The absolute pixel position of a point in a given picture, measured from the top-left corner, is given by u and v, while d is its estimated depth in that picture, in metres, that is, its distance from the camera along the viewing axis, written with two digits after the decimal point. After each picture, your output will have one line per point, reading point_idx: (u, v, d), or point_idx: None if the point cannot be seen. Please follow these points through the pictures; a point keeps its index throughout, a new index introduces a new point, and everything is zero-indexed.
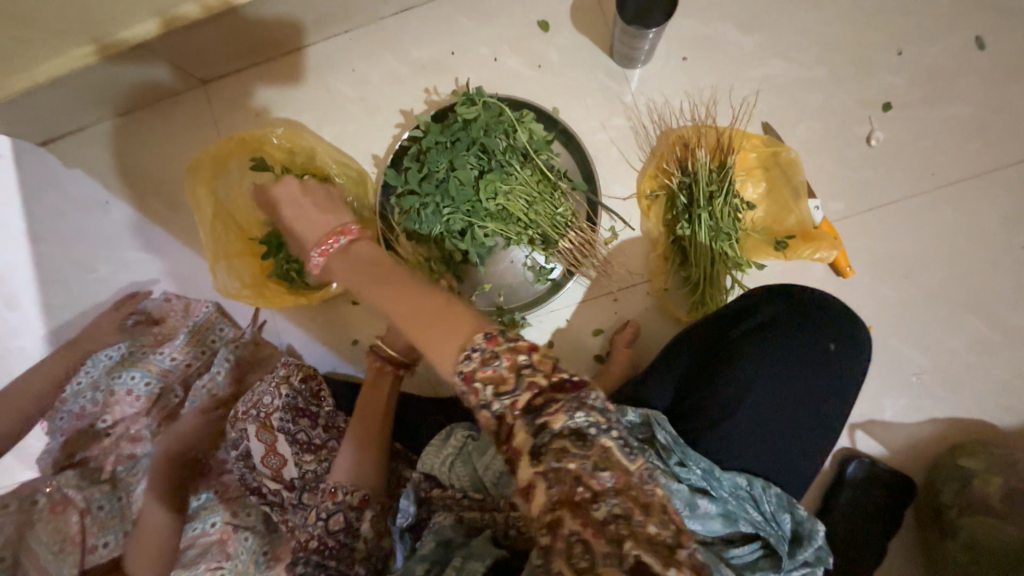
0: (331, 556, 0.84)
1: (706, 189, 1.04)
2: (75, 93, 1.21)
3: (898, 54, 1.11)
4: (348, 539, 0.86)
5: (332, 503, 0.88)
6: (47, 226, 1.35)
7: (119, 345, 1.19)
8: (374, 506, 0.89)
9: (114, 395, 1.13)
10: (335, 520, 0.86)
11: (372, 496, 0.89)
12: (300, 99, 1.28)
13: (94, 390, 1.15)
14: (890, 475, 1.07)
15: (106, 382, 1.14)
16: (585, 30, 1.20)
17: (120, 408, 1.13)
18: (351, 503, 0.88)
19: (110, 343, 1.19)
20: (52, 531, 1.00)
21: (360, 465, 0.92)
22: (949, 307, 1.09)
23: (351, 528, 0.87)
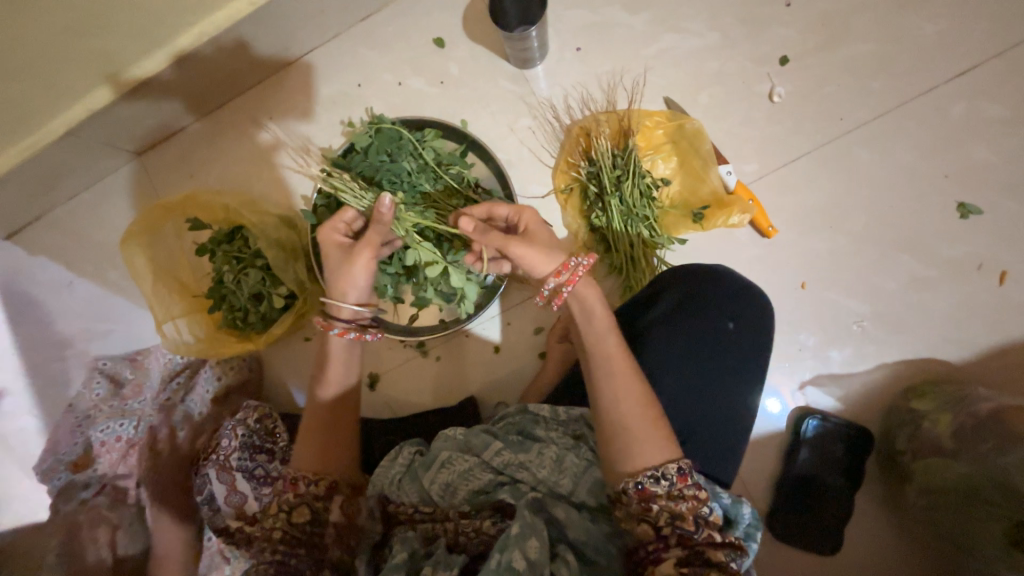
0: (298, 545, 0.85)
1: (611, 175, 1.05)
2: (20, 187, 1.29)
3: (788, 5, 1.10)
4: (314, 527, 0.86)
5: (295, 496, 0.86)
6: (22, 313, 1.44)
7: (97, 404, 1.31)
8: (342, 491, 0.89)
9: (103, 447, 1.26)
10: (299, 511, 0.86)
11: (341, 483, 0.89)
12: (226, 154, 1.34)
13: (85, 449, 1.28)
14: (846, 427, 1.06)
15: (97, 437, 1.27)
16: (479, 40, 1.22)
17: (111, 453, 1.26)
18: (316, 492, 0.87)
19: (90, 404, 1.31)
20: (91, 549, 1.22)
21: (325, 453, 0.90)
22: (881, 249, 1.07)
23: (317, 518, 0.87)
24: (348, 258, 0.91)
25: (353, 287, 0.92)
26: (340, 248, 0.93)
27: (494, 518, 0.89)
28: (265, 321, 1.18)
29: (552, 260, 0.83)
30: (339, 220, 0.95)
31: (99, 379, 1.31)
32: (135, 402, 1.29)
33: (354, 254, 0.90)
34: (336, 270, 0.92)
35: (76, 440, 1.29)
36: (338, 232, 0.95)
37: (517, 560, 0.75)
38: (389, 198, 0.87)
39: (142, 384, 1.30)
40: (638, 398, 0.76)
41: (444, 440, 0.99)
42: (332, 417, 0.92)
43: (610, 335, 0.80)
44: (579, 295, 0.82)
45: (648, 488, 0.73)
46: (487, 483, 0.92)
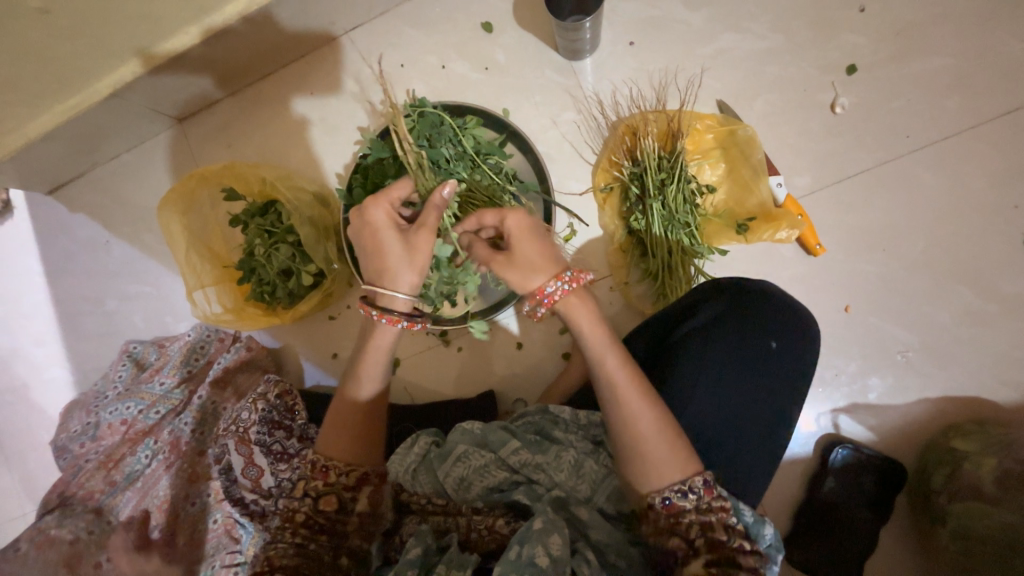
0: (320, 532, 0.82)
1: (655, 178, 1.01)
2: (65, 145, 1.31)
3: (860, 10, 1.03)
4: (340, 516, 0.83)
5: (324, 484, 0.84)
6: (60, 269, 1.48)
7: (116, 384, 1.29)
8: (373, 481, 0.86)
9: (110, 427, 1.23)
10: (327, 501, 0.83)
11: (373, 472, 0.86)
12: (265, 126, 1.33)
13: (91, 429, 1.25)
14: (877, 459, 1.01)
15: (104, 417, 1.24)
16: (529, 27, 1.18)
17: (115, 437, 1.23)
18: (346, 483, 0.84)
19: (109, 385, 1.29)
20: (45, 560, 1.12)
21: (356, 443, 0.86)
22: (936, 278, 1.01)
23: (344, 507, 0.84)
24: (409, 245, 0.84)
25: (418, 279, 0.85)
26: (396, 232, 0.85)
27: (507, 517, 0.89)
28: (293, 297, 1.18)
29: (534, 277, 0.77)
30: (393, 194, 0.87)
31: (126, 360, 1.31)
32: (146, 384, 1.26)
33: (417, 242, 0.84)
34: (402, 257, 0.83)
35: (85, 420, 1.28)
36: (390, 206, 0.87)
37: (539, 556, 0.73)
38: (450, 186, 0.87)
39: (160, 368, 1.27)
40: (650, 420, 0.72)
41: (461, 433, 0.99)
42: (366, 414, 0.88)
43: (610, 355, 0.75)
44: (569, 313, 0.78)
45: (676, 503, 0.71)
46: (503, 481, 0.92)
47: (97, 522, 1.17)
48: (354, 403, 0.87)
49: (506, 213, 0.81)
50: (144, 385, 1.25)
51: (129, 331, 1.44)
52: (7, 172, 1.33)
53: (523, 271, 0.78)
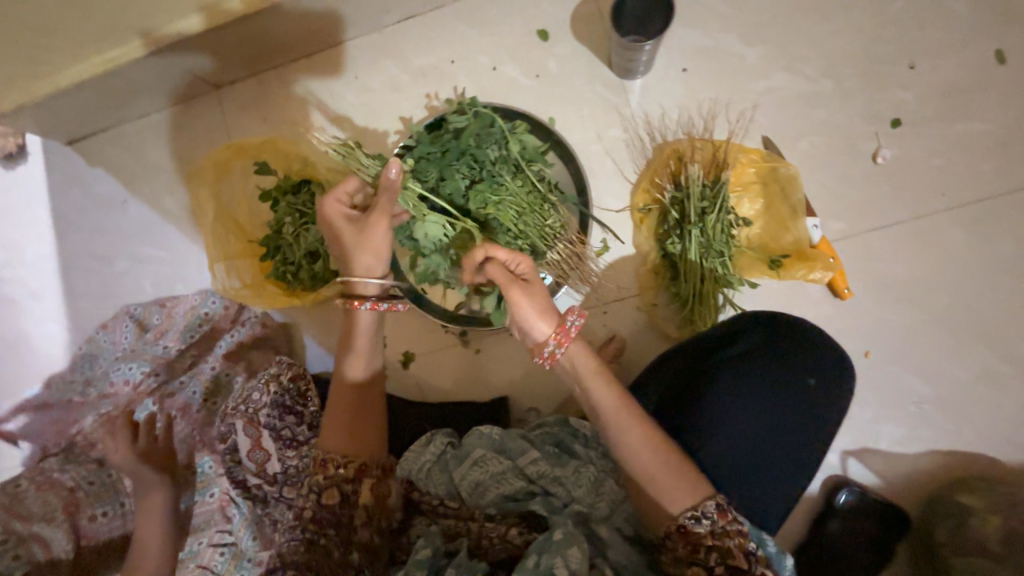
0: (325, 525, 0.83)
1: (697, 205, 1.02)
2: (95, 97, 1.27)
3: (910, 68, 1.06)
4: (344, 508, 0.84)
5: (325, 477, 0.85)
6: (70, 222, 1.43)
7: (119, 343, 1.24)
8: (373, 472, 0.86)
9: (114, 386, 1.21)
10: (328, 493, 0.84)
11: (372, 463, 0.86)
12: (304, 103, 1.31)
13: (94, 385, 1.23)
14: (882, 505, 1.02)
15: (108, 376, 1.22)
16: (584, 40, 1.19)
17: (119, 396, 1.21)
18: (345, 474, 0.84)
19: (111, 343, 1.25)
20: (40, 503, 1.04)
21: (353, 433, 0.87)
22: (956, 334, 1.04)
23: (347, 500, 0.84)
24: (360, 227, 0.87)
25: (377, 258, 0.89)
26: (347, 222, 0.88)
27: (521, 527, 0.87)
28: (315, 280, 1.15)
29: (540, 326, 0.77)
30: (341, 191, 0.90)
31: (126, 319, 1.26)
32: (152, 347, 1.23)
33: (371, 228, 0.87)
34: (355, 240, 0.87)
35: (77, 378, 1.24)
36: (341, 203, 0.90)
37: (558, 567, 0.73)
38: (397, 166, 0.82)
39: (165, 331, 1.24)
40: (652, 451, 0.73)
41: (479, 437, 0.97)
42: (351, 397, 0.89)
43: (605, 394, 0.75)
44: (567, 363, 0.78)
45: (692, 529, 0.71)
46: (518, 490, 0.91)
47: (98, 473, 1.12)
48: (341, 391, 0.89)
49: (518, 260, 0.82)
50: (150, 347, 1.22)
51: (136, 294, 1.40)
52: (29, 117, 1.29)
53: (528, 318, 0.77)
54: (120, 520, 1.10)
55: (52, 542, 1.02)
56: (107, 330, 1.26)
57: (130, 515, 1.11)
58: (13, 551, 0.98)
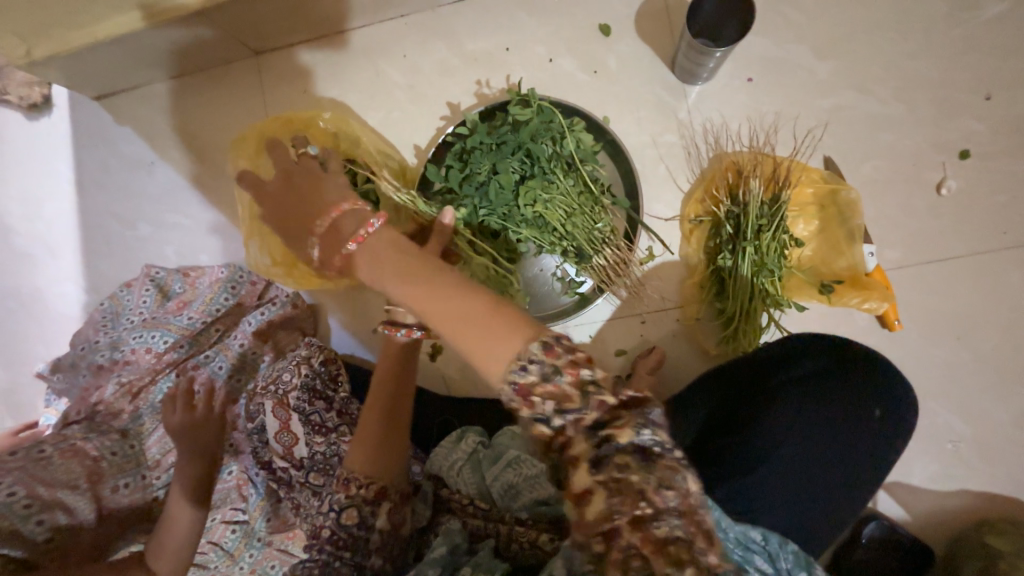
0: (344, 547, 0.79)
1: (754, 221, 0.99)
2: (131, 53, 1.22)
3: (986, 99, 1.03)
4: (361, 531, 0.79)
5: (346, 497, 0.81)
6: (93, 179, 1.38)
7: (140, 310, 1.19)
8: (392, 498, 0.82)
9: (135, 354, 1.16)
10: (348, 514, 0.80)
11: (394, 488, 0.82)
12: (348, 78, 1.26)
13: (112, 349, 1.17)
14: (908, 540, 1.02)
15: (127, 342, 1.17)
16: (648, 39, 1.15)
17: (140, 364, 1.16)
18: (366, 496, 0.80)
19: (132, 308, 1.19)
20: (63, 471, 0.99)
21: (378, 455, 0.82)
22: (1002, 376, 1.02)
23: (365, 522, 0.79)
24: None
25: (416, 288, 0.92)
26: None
27: (551, 534, 0.85)
28: None
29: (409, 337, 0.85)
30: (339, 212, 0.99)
31: (149, 285, 1.19)
32: (174, 317, 1.19)
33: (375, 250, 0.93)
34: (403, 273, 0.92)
35: (101, 338, 1.17)
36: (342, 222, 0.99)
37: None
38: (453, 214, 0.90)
39: (189, 302, 1.20)
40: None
41: (511, 437, 0.97)
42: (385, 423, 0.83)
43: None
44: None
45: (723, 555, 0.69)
46: (551, 495, 0.88)
47: (120, 443, 1.09)
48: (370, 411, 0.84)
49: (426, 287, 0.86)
50: (173, 317, 1.18)
51: (158, 260, 1.36)
52: (59, 67, 1.23)
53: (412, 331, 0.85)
54: (140, 493, 1.08)
55: (76, 508, 0.97)
56: (128, 293, 1.20)
57: (151, 488, 1.09)
58: (39, 516, 0.92)
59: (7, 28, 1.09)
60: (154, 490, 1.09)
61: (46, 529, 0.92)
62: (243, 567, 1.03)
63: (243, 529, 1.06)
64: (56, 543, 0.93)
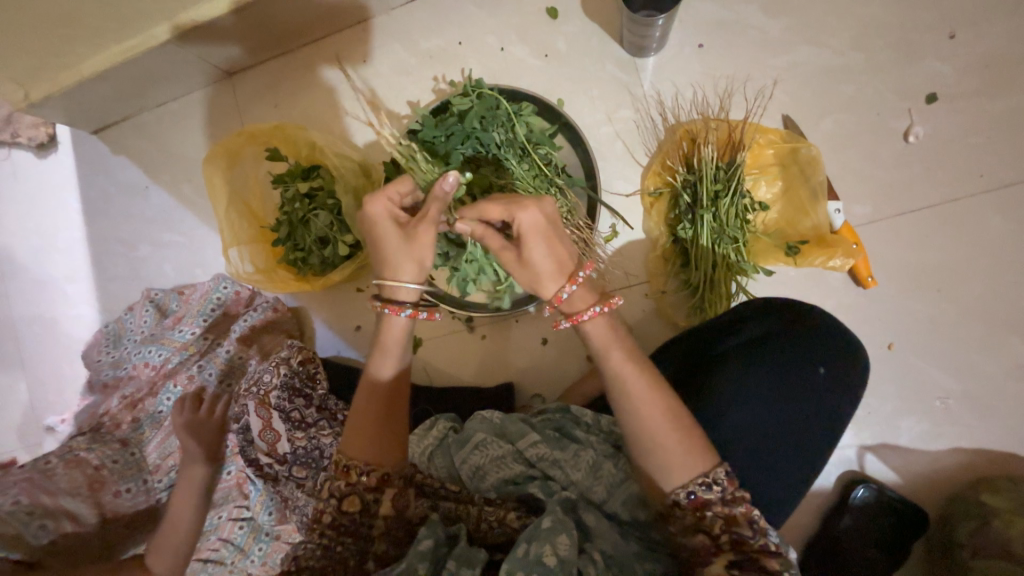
0: (345, 532, 0.81)
1: (709, 188, 0.98)
2: (115, 86, 1.30)
3: (950, 37, 0.98)
4: (364, 517, 0.80)
5: (347, 484, 0.80)
6: (96, 208, 1.49)
7: (141, 329, 1.28)
8: (395, 483, 0.81)
9: (136, 370, 1.25)
10: (350, 501, 0.80)
11: (395, 475, 0.81)
12: (314, 88, 1.32)
13: (115, 367, 1.26)
14: (899, 503, 0.98)
15: (129, 360, 1.25)
16: (595, 17, 1.14)
17: (142, 378, 1.25)
18: (368, 483, 0.80)
19: (134, 330, 1.28)
20: (67, 480, 1.10)
21: (381, 442, 0.82)
22: (990, 326, 0.97)
23: (367, 509, 0.81)
24: (408, 235, 0.79)
25: (420, 269, 0.80)
26: (395, 224, 0.79)
27: (519, 511, 0.88)
28: (324, 265, 1.17)
29: (548, 284, 0.72)
30: (394, 190, 0.80)
31: (147, 307, 1.28)
32: (170, 331, 1.27)
33: (419, 234, 0.78)
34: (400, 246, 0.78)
35: (103, 359, 1.27)
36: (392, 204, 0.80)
37: (547, 555, 0.71)
38: (454, 177, 0.76)
39: (182, 317, 1.28)
40: (663, 416, 0.69)
41: (480, 421, 0.98)
42: (386, 411, 0.82)
43: (631, 372, 0.70)
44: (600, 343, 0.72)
45: (702, 497, 0.68)
46: (518, 474, 0.90)
47: (122, 451, 1.17)
48: (368, 393, 0.82)
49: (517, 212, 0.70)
50: (170, 332, 1.26)
51: (158, 279, 1.46)
52: (56, 107, 1.33)
53: (537, 273, 0.72)
54: (144, 495, 1.17)
55: (77, 515, 1.09)
56: (131, 316, 1.29)
57: (154, 490, 1.18)
58: (41, 521, 1.04)
59: (3, 74, 1.18)
60: (157, 492, 1.18)
61: (48, 533, 1.05)
62: (254, 560, 1.07)
63: (251, 525, 1.09)
64: (61, 545, 1.06)
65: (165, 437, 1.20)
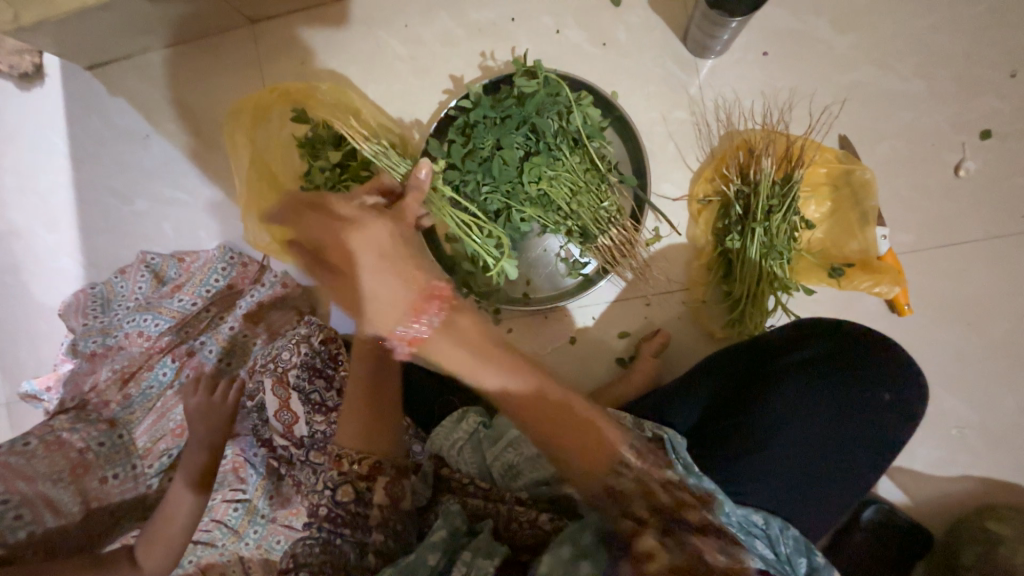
0: (343, 523, 0.80)
1: (764, 203, 0.96)
2: (123, 19, 1.17)
3: (1011, 76, 0.99)
4: (358, 508, 0.80)
5: (339, 474, 0.81)
6: (87, 152, 1.35)
7: (135, 295, 1.19)
8: (387, 472, 0.81)
9: (128, 339, 1.15)
10: (343, 491, 0.80)
11: (388, 461, 0.81)
12: (348, 48, 1.22)
13: (103, 335, 1.16)
14: (909, 525, 1.01)
15: (120, 327, 1.16)
16: (659, 10, 1.10)
17: (133, 349, 1.15)
18: (360, 472, 0.81)
19: (126, 294, 1.19)
20: (46, 464, 0.99)
21: (367, 431, 0.82)
22: (1012, 363, 1.01)
23: (362, 498, 0.80)
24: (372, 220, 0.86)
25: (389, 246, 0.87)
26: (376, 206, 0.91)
27: (551, 514, 0.85)
28: None
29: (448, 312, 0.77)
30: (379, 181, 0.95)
31: (143, 270, 1.19)
32: (168, 300, 1.18)
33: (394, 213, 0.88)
34: (374, 226, 0.86)
35: (90, 324, 1.17)
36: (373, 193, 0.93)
37: (576, 559, 0.68)
38: (426, 168, 0.91)
39: (182, 285, 1.19)
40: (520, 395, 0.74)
41: None
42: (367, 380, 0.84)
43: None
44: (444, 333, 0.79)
45: (622, 491, 0.71)
46: (552, 476, 0.88)
47: (108, 433, 1.09)
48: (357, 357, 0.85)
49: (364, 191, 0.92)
50: (165, 301, 1.17)
51: (155, 238, 1.34)
52: (48, 34, 1.18)
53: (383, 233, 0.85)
54: (132, 482, 1.09)
55: (61, 503, 0.98)
56: (122, 280, 1.21)
57: (143, 477, 1.10)
58: (17, 511, 0.92)
59: None
60: (146, 478, 1.10)
61: (26, 526, 0.92)
62: (249, 543, 1.04)
63: (247, 507, 1.05)
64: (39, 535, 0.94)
65: (156, 420, 1.12)
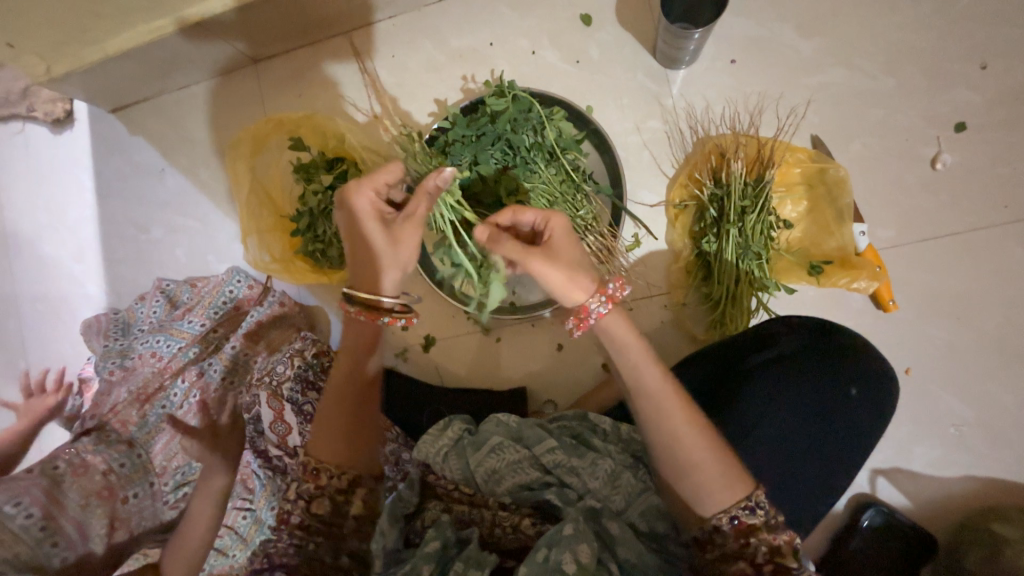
0: (320, 533, 0.80)
1: (737, 203, 0.98)
2: (139, 66, 1.29)
3: (981, 68, 1.00)
4: (333, 519, 0.79)
5: (315, 487, 0.80)
6: (110, 187, 1.47)
7: (150, 319, 1.27)
8: (366, 484, 0.81)
9: (141, 359, 1.22)
10: (318, 504, 0.80)
11: (366, 475, 0.81)
12: (341, 80, 1.31)
13: (121, 356, 1.23)
14: (909, 528, 0.98)
15: (135, 349, 1.23)
16: (629, 27, 1.15)
17: (146, 369, 1.22)
18: (339, 486, 0.80)
19: (143, 318, 1.28)
20: (80, 488, 0.99)
21: (344, 444, 0.81)
22: (1008, 356, 0.98)
23: (338, 510, 0.80)
24: (392, 234, 0.82)
25: (403, 272, 0.84)
26: (380, 219, 0.83)
27: (534, 518, 0.86)
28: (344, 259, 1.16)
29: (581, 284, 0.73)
30: (382, 175, 0.84)
31: (159, 296, 1.28)
32: (180, 321, 1.25)
33: (403, 234, 0.82)
34: (391, 245, 0.82)
35: (111, 346, 1.25)
36: (374, 195, 0.83)
37: (567, 563, 0.71)
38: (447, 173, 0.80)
39: (193, 308, 1.26)
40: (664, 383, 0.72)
41: (496, 424, 0.97)
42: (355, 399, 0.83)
43: (647, 366, 0.73)
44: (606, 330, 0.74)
45: (746, 521, 0.67)
46: (534, 480, 0.90)
47: (128, 454, 1.13)
48: (349, 375, 0.84)
49: (357, 191, 0.82)
50: (178, 323, 1.25)
51: (169, 263, 1.44)
52: (75, 83, 1.31)
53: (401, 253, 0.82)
54: (151, 500, 1.11)
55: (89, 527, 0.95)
56: (141, 306, 1.29)
57: (160, 493, 1.13)
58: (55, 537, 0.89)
59: (28, 47, 1.17)
60: (162, 495, 1.13)
61: (61, 552, 0.89)
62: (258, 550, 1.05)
63: (255, 516, 1.06)
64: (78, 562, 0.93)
65: (170, 438, 1.18)
